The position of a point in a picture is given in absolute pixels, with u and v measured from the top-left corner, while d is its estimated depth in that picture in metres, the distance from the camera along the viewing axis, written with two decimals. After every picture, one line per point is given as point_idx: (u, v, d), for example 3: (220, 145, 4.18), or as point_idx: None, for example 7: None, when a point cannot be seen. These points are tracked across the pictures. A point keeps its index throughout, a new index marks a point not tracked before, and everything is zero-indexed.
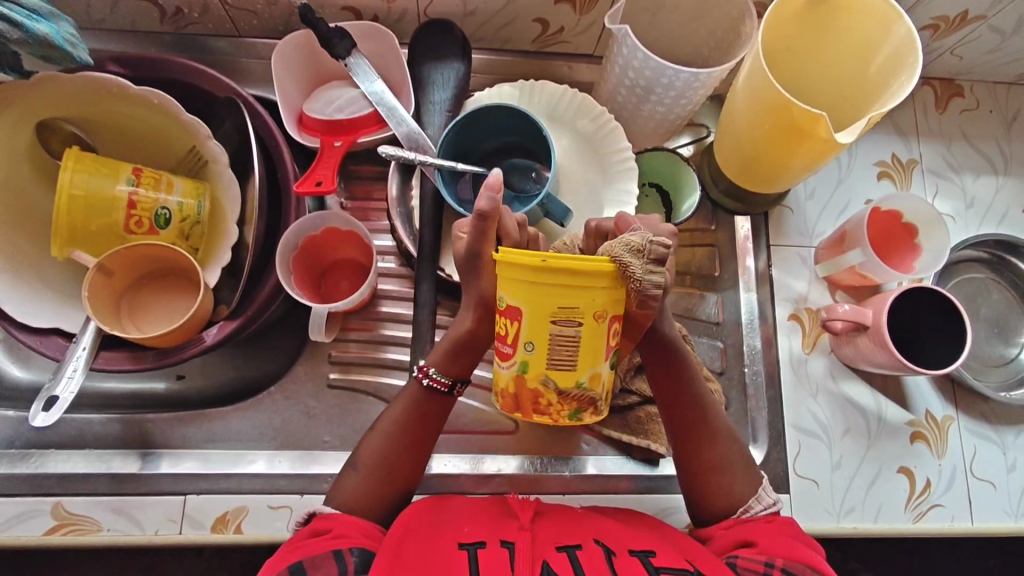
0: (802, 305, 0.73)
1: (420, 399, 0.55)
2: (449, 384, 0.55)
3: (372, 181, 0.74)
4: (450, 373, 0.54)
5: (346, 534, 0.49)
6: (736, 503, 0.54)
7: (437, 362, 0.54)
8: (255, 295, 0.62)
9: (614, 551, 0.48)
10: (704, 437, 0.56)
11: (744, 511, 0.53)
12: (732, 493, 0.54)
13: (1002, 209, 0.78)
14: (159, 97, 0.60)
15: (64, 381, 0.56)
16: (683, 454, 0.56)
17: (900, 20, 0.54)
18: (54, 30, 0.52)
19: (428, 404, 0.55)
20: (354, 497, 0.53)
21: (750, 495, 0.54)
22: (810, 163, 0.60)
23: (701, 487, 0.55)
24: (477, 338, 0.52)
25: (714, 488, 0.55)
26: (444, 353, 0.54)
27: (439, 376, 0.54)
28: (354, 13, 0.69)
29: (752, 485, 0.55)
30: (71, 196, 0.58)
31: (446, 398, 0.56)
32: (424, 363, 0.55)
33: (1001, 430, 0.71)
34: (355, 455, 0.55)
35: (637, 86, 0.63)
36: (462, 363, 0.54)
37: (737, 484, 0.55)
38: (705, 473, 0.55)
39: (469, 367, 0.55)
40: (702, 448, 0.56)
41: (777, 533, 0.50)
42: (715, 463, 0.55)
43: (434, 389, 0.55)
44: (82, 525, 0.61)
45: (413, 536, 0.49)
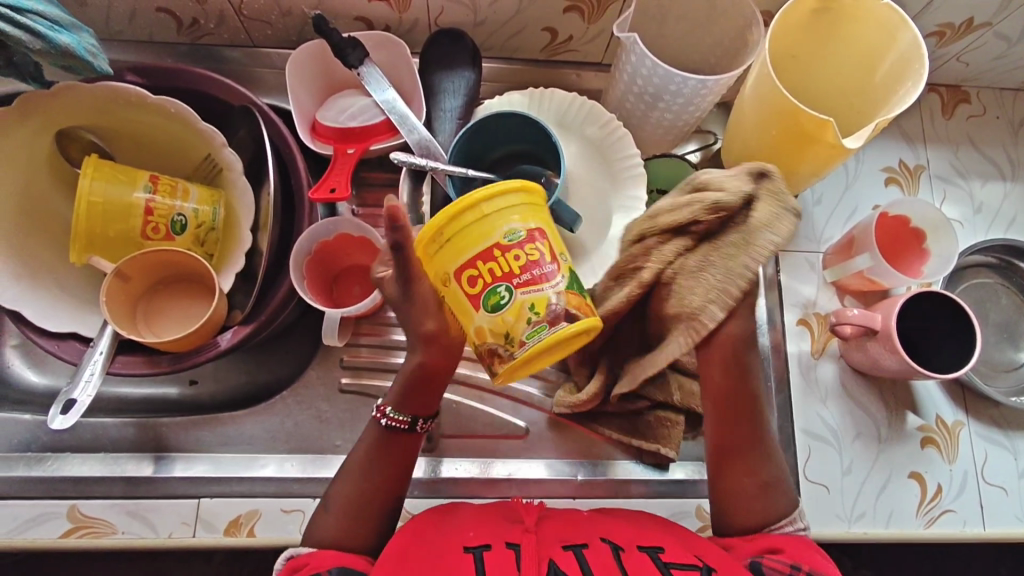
0: (810, 310, 0.73)
1: (381, 438, 0.55)
2: (408, 421, 0.55)
3: (383, 188, 0.75)
4: (417, 409, 0.55)
5: (319, 564, 0.49)
6: (784, 516, 0.53)
7: (394, 402, 0.55)
8: (269, 300, 0.63)
9: (622, 547, 0.49)
10: (749, 453, 0.55)
11: (778, 526, 0.53)
12: (775, 506, 0.53)
13: (1010, 214, 0.78)
14: (175, 106, 0.61)
15: (82, 385, 0.57)
16: (729, 474, 0.55)
17: (906, 28, 0.55)
18: (75, 40, 0.53)
19: (387, 443, 0.55)
20: (328, 535, 0.52)
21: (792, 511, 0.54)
22: (818, 169, 0.60)
23: (750, 504, 0.54)
24: (433, 370, 0.54)
25: (761, 504, 0.54)
26: (400, 391, 0.55)
27: (398, 415, 0.54)
28: (367, 23, 0.70)
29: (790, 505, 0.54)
30: (90, 203, 0.60)
31: (410, 436, 0.56)
32: (381, 403, 0.55)
33: (1012, 436, 0.71)
34: (329, 495, 0.54)
35: (645, 93, 0.64)
36: (420, 397, 0.55)
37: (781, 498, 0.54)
38: (760, 489, 0.54)
39: (427, 402, 0.55)
40: (751, 463, 0.54)
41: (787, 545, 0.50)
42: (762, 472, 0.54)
43: (395, 427, 0.55)
44: (97, 528, 0.62)
45: (412, 545, 0.49)
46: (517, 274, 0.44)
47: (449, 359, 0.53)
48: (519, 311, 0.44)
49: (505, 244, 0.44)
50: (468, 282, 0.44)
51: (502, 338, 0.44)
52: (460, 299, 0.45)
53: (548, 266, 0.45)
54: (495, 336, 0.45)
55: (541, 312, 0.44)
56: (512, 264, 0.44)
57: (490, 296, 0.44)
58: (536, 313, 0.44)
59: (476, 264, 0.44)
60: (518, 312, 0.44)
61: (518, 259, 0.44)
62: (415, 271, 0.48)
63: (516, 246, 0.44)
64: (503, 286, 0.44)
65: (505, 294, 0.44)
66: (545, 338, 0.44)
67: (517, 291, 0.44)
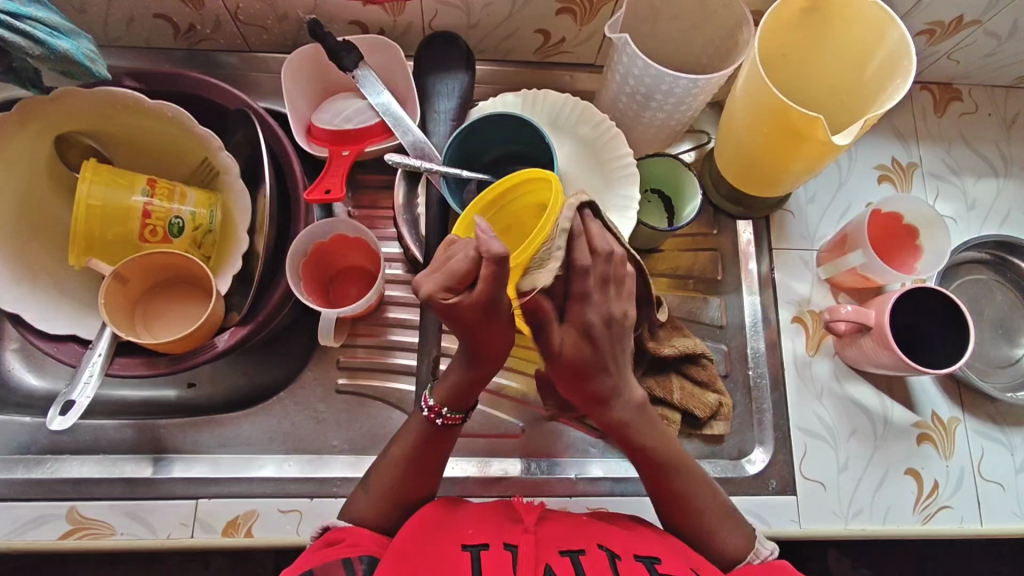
0: (805, 307, 0.74)
1: (430, 432, 0.55)
2: (462, 417, 0.55)
3: (378, 190, 0.75)
4: (461, 405, 0.54)
5: (359, 543, 0.50)
6: (739, 555, 0.53)
7: (444, 401, 0.54)
8: (265, 302, 0.64)
9: (619, 555, 0.49)
10: (694, 508, 0.54)
11: (756, 556, 0.53)
12: (725, 545, 0.53)
13: (1003, 210, 0.78)
14: (173, 110, 0.61)
15: (81, 386, 0.58)
16: (678, 519, 0.54)
17: (893, 26, 0.56)
18: (74, 46, 0.54)
19: (434, 437, 0.55)
20: (366, 514, 0.54)
21: (750, 548, 0.54)
22: (809, 167, 0.61)
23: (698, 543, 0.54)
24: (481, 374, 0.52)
25: (710, 542, 0.54)
26: (449, 392, 0.53)
27: (452, 413, 0.54)
28: (361, 27, 0.71)
29: (747, 537, 0.54)
30: (89, 206, 0.60)
31: (452, 431, 0.56)
32: (432, 403, 0.54)
33: (1009, 431, 0.71)
34: (370, 478, 0.56)
35: (637, 93, 0.64)
36: (464, 394, 0.53)
37: (731, 535, 0.53)
38: (706, 534, 0.54)
39: (475, 399, 0.55)
40: (688, 513, 0.54)
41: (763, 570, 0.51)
42: (694, 516, 0.54)
43: (446, 424, 0.55)
44: (96, 529, 0.62)
45: (418, 539, 0.49)
46: None
47: (493, 367, 0.52)
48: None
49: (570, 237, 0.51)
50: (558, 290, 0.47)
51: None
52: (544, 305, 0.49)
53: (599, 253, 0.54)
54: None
55: None
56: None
57: None
58: None
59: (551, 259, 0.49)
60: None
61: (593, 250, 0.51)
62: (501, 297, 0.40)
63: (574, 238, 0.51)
64: None
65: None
66: None
67: None
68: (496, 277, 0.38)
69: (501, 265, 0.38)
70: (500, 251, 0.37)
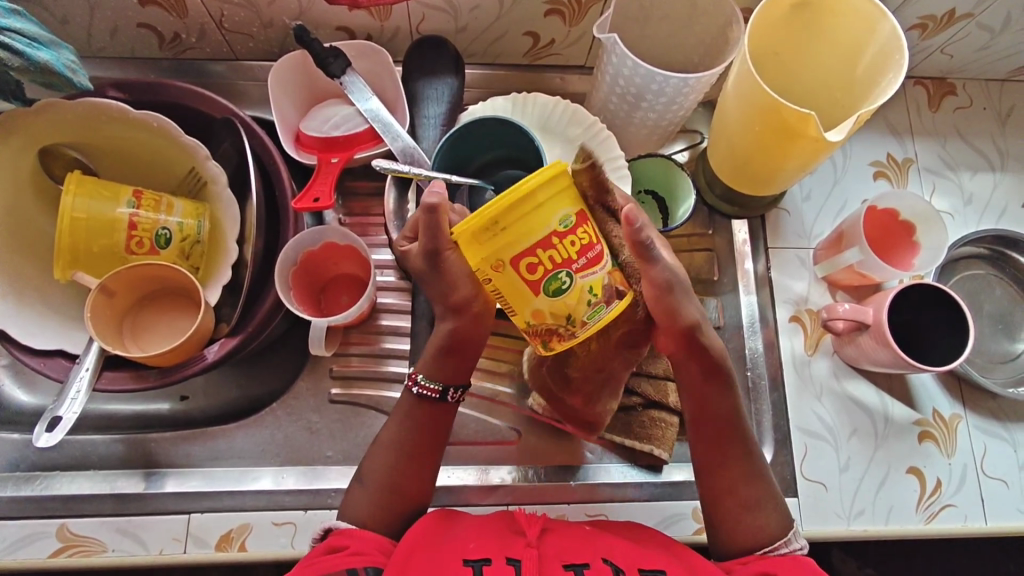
0: (802, 306, 0.73)
1: (412, 407, 0.56)
2: (439, 390, 0.55)
3: (369, 196, 0.74)
4: (440, 375, 0.55)
5: (364, 552, 0.49)
6: (765, 542, 0.52)
7: (425, 368, 0.55)
8: (255, 312, 0.63)
9: (623, 571, 0.47)
10: (738, 467, 0.54)
11: (783, 544, 0.52)
12: (754, 536, 0.52)
13: (1000, 204, 0.77)
14: (158, 120, 0.61)
15: (68, 402, 0.57)
16: (711, 502, 0.54)
17: (885, 19, 0.55)
18: (54, 56, 0.53)
19: (419, 412, 0.56)
20: (363, 512, 0.53)
21: (782, 535, 0.52)
22: (803, 164, 0.60)
23: (729, 526, 0.53)
24: (463, 336, 0.54)
25: (743, 525, 0.53)
26: (432, 357, 0.55)
27: (428, 382, 0.55)
28: (348, 32, 0.70)
29: (782, 527, 0.53)
30: (73, 219, 0.59)
31: (441, 406, 0.56)
32: (414, 371, 0.56)
33: (1011, 427, 0.70)
34: (363, 469, 0.55)
35: (627, 94, 0.64)
36: (456, 365, 0.55)
37: (766, 521, 0.52)
38: (739, 511, 0.53)
39: (457, 368, 0.55)
40: (735, 486, 0.54)
41: (790, 566, 0.49)
42: (733, 496, 0.53)
43: (426, 396, 0.56)
44: (87, 547, 0.61)
45: (420, 552, 0.48)
46: (575, 258, 0.41)
47: (472, 323, 0.54)
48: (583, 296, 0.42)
49: (562, 229, 0.40)
50: (524, 271, 0.41)
51: (564, 318, 0.43)
52: (513, 283, 0.42)
53: (597, 249, 0.42)
54: (554, 318, 0.43)
55: (597, 294, 0.42)
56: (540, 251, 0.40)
57: (550, 282, 0.41)
58: (593, 296, 0.42)
59: (535, 252, 0.40)
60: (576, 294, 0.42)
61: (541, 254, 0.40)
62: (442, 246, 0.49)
63: (571, 231, 0.41)
64: (563, 272, 0.41)
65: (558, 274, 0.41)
66: (605, 316, 0.43)
67: (577, 276, 0.42)
68: (430, 223, 0.48)
69: (431, 213, 0.47)
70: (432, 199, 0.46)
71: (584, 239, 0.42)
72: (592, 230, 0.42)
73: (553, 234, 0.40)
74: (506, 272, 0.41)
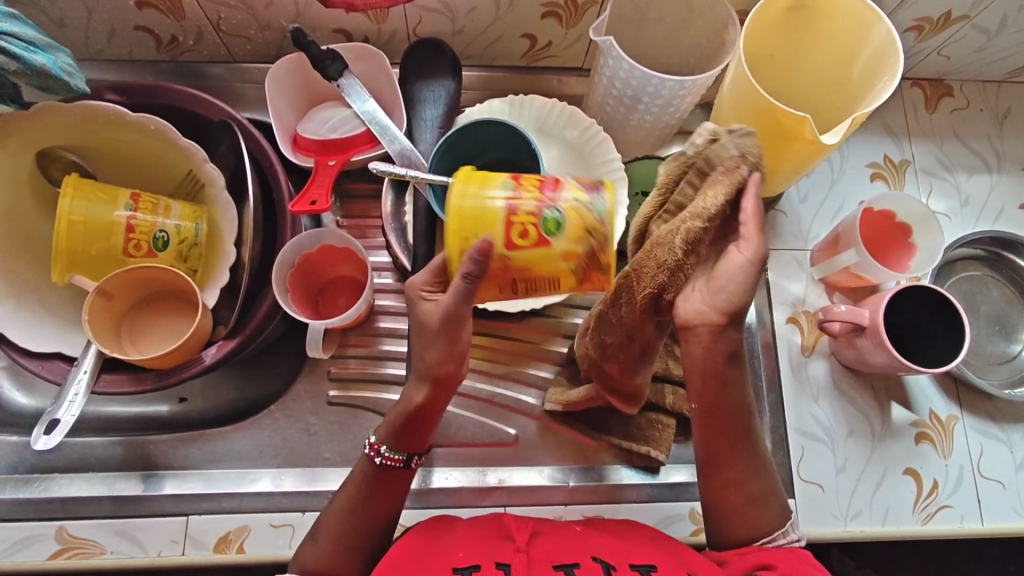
0: (799, 308, 0.73)
1: (373, 476, 0.53)
2: (402, 460, 0.53)
3: (367, 198, 0.75)
4: (405, 446, 0.53)
5: None
6: (759, 534, 0.50)
7: (389, 439, 0.52)
8: (253, 314, 0.63)
9: (614, 566, 0.47)
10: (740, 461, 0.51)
11: (778, 535, 0.50)
12: (750, 531, 0.50)
13: (997, 205, 0.77)
14: (155, 123, 0.61)
15: (66, 405, 0.57)
16: (710, 493, 0.52)
17: (879, 23, 0.55)
18: (50, 60, 0.53)
19: (381, 481, 0.53)
20: (314, 561, 0.50)
21: (780, 527, 0.50)
22: (799, 166, 0.60)
23: (730, 517, 0.51)
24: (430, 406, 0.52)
25: (743, 520, 0.51)
26: (393, 427, 0.52)
27: (392, 454, 0.52)
28: (345, 35, 0.70)
29: (780, 517, 0.51)
30: (70, 222, 0.59)
31: (401, 475, 0.54)
32: (376, 440, 0.53)
33: (1008, 428, 0.71)
34: (319, 526, 0.52)
35: (624, 96, 0.64)
36: (419, 436, 0.53)
37: (765, 514, 0.51)
38: (743, 504, 0.51)
39: (421, 439, 0.53)
40: (742, 474, 0.51)
41: (792, 559, 0.48)
42: (733, 488, 0.51)
43: (389, 466, 0.53)
44: (86, 549, 0.61)
45: (406, 567, 0.48)
46: (520, 215, 0.42)
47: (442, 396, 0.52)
48: (580, 229, 0.42)
49: (506, 214, 0.42)
50: (512, 261, 0.42)
51: (587, 236, 0.42)
52: (527, 278, 0.43)
53: (545, 182, 0.43)
54: (579, 253, 0.42)
55: (577, 218, 0.42)
56: (516, 226, 0.41)
57: (533, 245, 0.42)
58: (589, 219, 0.42)
59: (509, 244, 0.42)
60: (574, 233, 0.42)
61: (518, 229, 0.42)
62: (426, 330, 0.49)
63: (511, 206, 0.42)
64: (537, 233, 0.42)
65: (546, 233, 0.41)
66: (609, 202, 0.43)
67: (544, 223, 0.42)
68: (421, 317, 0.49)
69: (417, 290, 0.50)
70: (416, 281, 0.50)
71: (529, 196, 0.42)
72: (528, 181, 0.43)
73: (500, 223, 0.42)
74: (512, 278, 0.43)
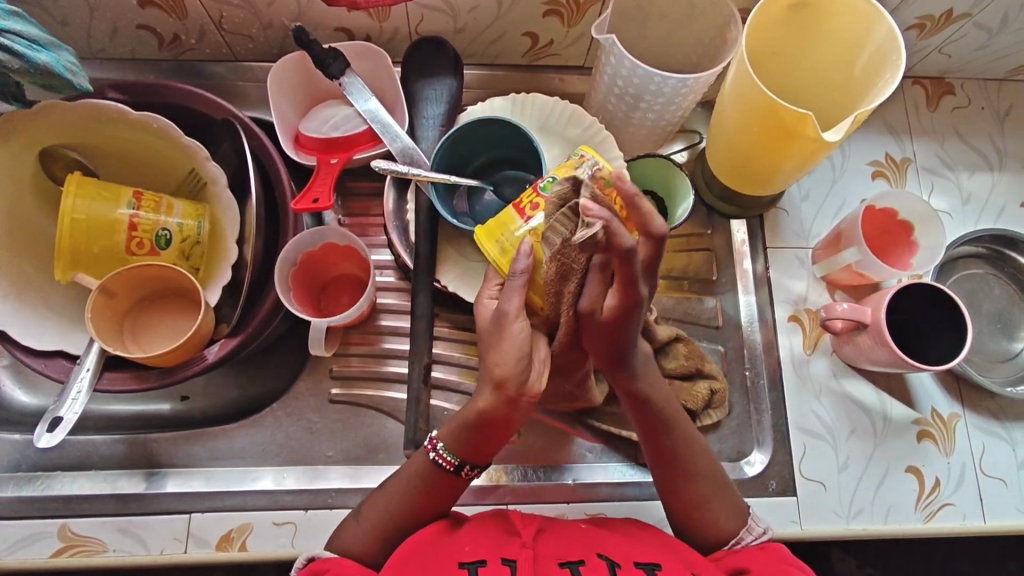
0: (801, 306, 0.73)
1: (425, 473, 0.52)
2: (455, 464, 0.51)
3: (369, 197, 0.75)
4: (465, 454, 0.51)
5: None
6: (726, 538, 0.53)
7: (445, 436, 0.51)
8: (256, 311, 0.63)
9: (618, 564, 0.47)
10: (689, 473, 0.54)
11: (735, 543, 0.53)
12: (720, 527, 0.53)
13: (999, 204, 0.77)
14: (158, 121, 0.61)
15: (69, 403, 0.57)
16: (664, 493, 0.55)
17: (881, 20, 0.55)
18: (53, 58, 0.53)
19: (432, 480, 0.52)
20: (352, 543, 0.52)
21: (743, 526, 0.54)
22: (801, 164, 0.60)
23: (690, 524, 0.54)
24: (489, 416, 0.49)
25: (703, 519, 0.54)
26: (454, 430, 0.51)
27: (446, 453, 0.51)
28: (347, 33, 0.70)
29: (739, 519, 0.54)
30: (73, 221, 0.60)
31: (454, 480, 0.52)
32: (433, 435, 0.52)
33: (1010, 426, 0.71)
34: (363, 507, 0.54)
35: (626, 94, 0.64)
36: (484, 447, 0.51)
37: (725, 517, 0.54)
38: (690, 514, 0.54)
39: (478, 450, 0.51)
40: (684, 483, 0.54)
41: (770, 560, 0.50)
42: (682, 492, 0.54)
43: (441, 465, 0.52)
44: (88, 547, 0.61)
45: (411, 561, 0.48)
46: (532, 212, 0.50)
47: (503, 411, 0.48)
48: (574, 165, 0.48)
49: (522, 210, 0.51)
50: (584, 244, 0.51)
51: (578, 163, 0.49)
52: None
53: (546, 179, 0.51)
54: None
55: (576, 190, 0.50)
56: (524, 205, 0.51)
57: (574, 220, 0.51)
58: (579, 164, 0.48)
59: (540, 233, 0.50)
60: (572, 165, 0.49)
61: (529, 204, 0.50)
62: (484, 337, 0.48)
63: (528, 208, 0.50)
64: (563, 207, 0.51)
65: (540, 195, 0.50)
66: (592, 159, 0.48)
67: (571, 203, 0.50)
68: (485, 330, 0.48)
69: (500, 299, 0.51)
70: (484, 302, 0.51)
71: (534, 199, 0.50)
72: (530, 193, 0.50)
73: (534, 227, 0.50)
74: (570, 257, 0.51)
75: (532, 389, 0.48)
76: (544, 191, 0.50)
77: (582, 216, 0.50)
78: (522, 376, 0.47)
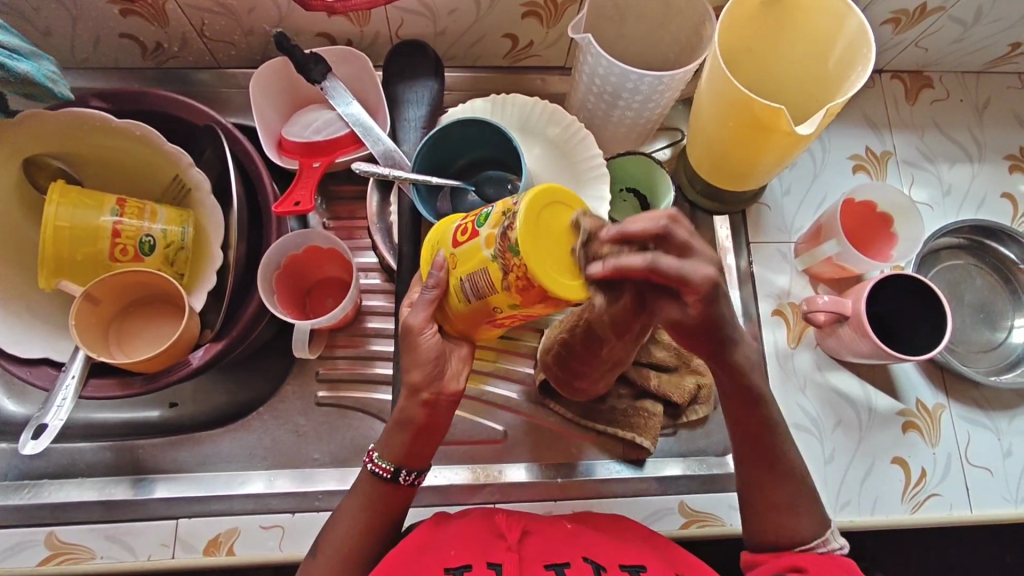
0: (785, 300, 0.74)
1: (371, 490, 0.52)
2: (392, 470, 0.51)
3: (354, 201, 0.75)
4: (405, 462, 0.51)
5: None
6: (802, 539, 0.51)
7: (380, 446, 0.52)
8: (239, 318, 0.63)
9: (604, 566, 0.47)
10: (772, 471, 0.52)
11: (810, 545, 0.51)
12: (795, 528, 0.51)
13: (979, 195, 0.78)
14: (141, 129, 0.62)
15: (54, 410, 0.57)
16: (749, 492, 0.53)
17: (852, 15, 0.56)
18: (34, 68, 0.54)
19: (381, 496, 0.52)
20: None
21: (817, 536, 0.51)
22: (780, 158, 0.61)
23: (760, 521, 0.52)
24: (424, 421, 0.50)
25: (772, 518, 0.52)
26: (388, 434, 0.51)
27: (382, 460, 0.51)
28: (328, 39, 0.71)
29: (820, 526, 0.51)
30: (56, 228, 0.60)
31: (394, 489, 0.52)
32: (371, 449, 0.53)
33: (994, 415, 0.71)
34: (323, 536, 0.52)
35: (604, 93, 0.64)
36: (419, 451, 0.51)
37: (804, 520, 0.51)
38: (769, 509, 0.52)
39: (417, 454, 0.51)
40: (770, 483, 0.52)
41: (826, 563, 0.49)
42: (778, 485, 0.52)
43: (378, 474, 0.52)
44: (76, 554, 0.62)
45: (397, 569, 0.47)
46: (456, 236, 0.45)
47: (438, 412, 0.51)
48: (500, 213, 0.41)
49: (454, 236, 0.45)
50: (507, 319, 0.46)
51: (502, 218, 0.41)
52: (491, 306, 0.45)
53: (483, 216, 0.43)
54: (515, 278, 0.40)
55: (489, 240, 0.42)
56: (458, 226, 0.45)
57: (475, 267, 0.43)
58: (500, 222, 0.41)
59: (451, 252, 0.45)
60: (500, 212, 0.41)
61: (462, 234, 0.44)
62: (406, 341, 0.49)
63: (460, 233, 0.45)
64: (477, 249, 0.43)
65: (476, 224, 0.43)
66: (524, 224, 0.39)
67: (493, 253, 0.41)
68: (409, 340, 0.49)
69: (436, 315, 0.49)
70: (414, 322, 0.48)
71: (467, 227, 0.44)
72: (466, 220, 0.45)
73: (451, 250, 0.45)
74: (481, 309, 0.44)
75: (450, 387, 0.51)
76: (476, 221, 0.43)
77: (490, 260, 0.41)
78: (436, 374, 0.49)
